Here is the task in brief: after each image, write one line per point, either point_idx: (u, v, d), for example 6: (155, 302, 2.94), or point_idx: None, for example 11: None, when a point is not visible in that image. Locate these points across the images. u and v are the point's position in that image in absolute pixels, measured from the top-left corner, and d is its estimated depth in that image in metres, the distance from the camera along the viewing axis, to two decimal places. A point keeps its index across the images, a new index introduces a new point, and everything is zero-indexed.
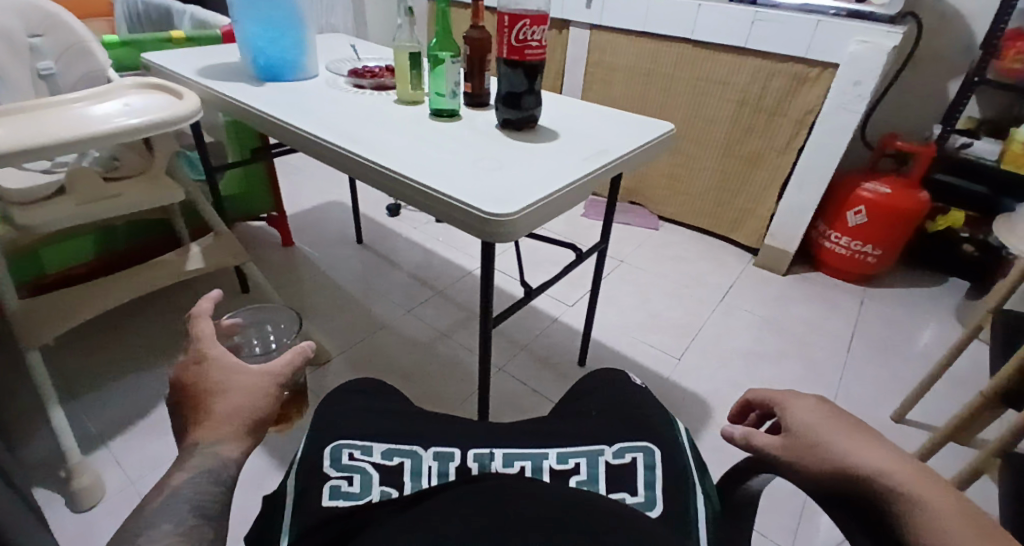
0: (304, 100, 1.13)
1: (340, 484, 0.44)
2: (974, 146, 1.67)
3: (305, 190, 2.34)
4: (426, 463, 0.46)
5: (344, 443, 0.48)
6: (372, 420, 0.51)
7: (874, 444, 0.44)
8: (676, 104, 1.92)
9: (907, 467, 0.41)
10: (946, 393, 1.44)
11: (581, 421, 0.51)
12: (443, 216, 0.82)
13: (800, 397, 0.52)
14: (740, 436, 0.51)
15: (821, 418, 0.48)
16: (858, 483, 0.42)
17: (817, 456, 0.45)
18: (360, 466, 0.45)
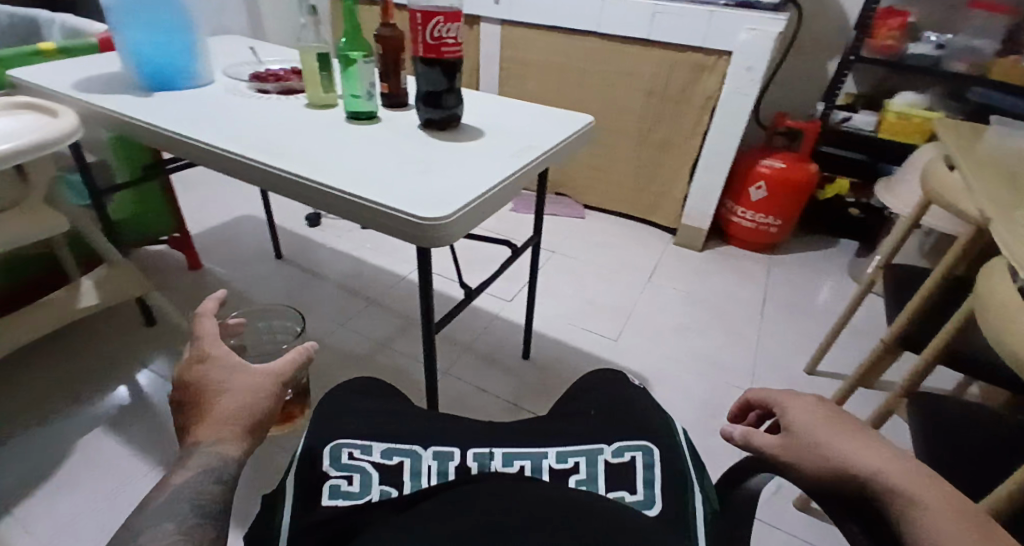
0: (204, 109, 1.04)
1: (339, 483, 0.45)
2: (854, 119, 1.88)
3: (210, 205, 2.15)
4: (426, 463, 0.47)
5: (343, 443, 0.49)
6: (370, 422, 0.52)
7: (874, 445, 0.44)
8: (589, 95, 1.97)
9: (906, 468, 0.41)
10: (848, 343, 1.61)
11: (578, 420, 0.54)
12: (372, 224, 0.78)
13: (799, 398, 0.53)
14: (738, 436, 0.52)
15: (820, 419, 0.48)
16: (858, 484, 0.42)
17: (817, 456, 0.45)
18: (360, 465, 0.47)
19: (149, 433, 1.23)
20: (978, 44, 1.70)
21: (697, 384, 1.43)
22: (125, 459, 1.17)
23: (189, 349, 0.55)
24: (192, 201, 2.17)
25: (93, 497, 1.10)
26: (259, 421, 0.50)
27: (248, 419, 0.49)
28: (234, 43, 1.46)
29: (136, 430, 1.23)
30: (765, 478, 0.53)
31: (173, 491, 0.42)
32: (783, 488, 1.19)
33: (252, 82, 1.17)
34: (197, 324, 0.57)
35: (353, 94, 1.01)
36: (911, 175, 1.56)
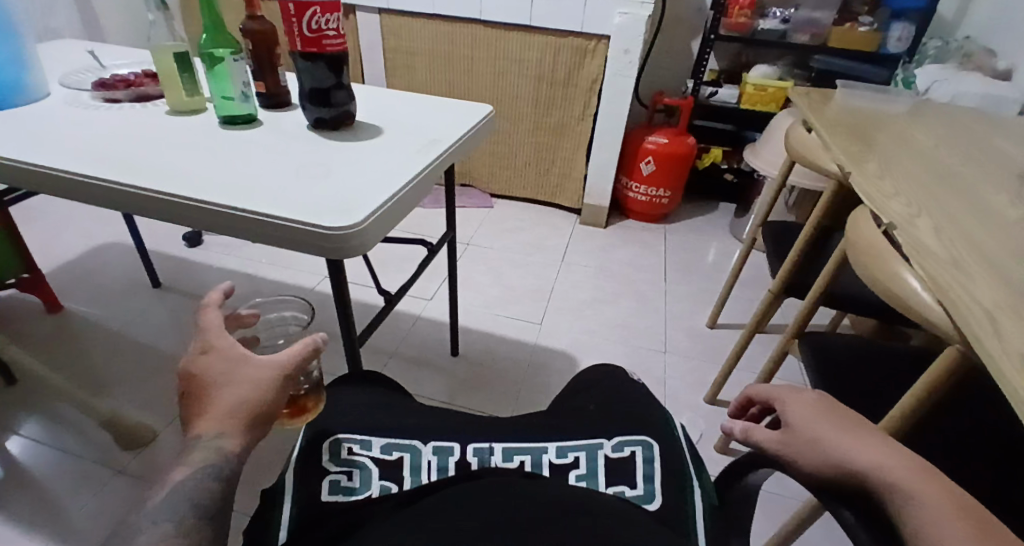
0: (45, 127, 0.88)
1: (340, 479, 0.50)
2: (720, 93, 2.07)
3: (62, 236, 1.85)
4: (426, 458, 0.53)
5: (344, 439, 0.55)
6: (365, 422, 0.58)
7: (876, 443, 0.44)
8: (480, 84, 1.97)
9: (908, 466, 0.41)
10: (740, 295, 1.79)
11: (581, 415, 0.60)
12: (275, 241, 0.71)
13: (800, 395, 0.53)
14: (739, 431, 0.53)
15: (818, 414, 0.49)
16: (861, 482, 0.43)
17: (817, 453, 0.46)
18: (360, 461, 0.52)
19: (32, 509, 1.05)
20: (817, 15, 1.95)
21: (620, 353, 1.51)
22: None
23: (195, 339, 0.54)
24: (35, 233, 1.85)
25: None
26: (263, 412, 0.50)
27: (251, 411, 0.49)
28: (68, 47, 1.25)
29: (15, 508, 1.05)
30: (765, 474, 0.54)
31: (170, 489, 0.44)
32: (706, 435, 1.29)
33: (96, 91, 1.00)
34: (201, 318, 0.56)
35: (225, 95, 0.90)
36: (773, 139, 1.74)
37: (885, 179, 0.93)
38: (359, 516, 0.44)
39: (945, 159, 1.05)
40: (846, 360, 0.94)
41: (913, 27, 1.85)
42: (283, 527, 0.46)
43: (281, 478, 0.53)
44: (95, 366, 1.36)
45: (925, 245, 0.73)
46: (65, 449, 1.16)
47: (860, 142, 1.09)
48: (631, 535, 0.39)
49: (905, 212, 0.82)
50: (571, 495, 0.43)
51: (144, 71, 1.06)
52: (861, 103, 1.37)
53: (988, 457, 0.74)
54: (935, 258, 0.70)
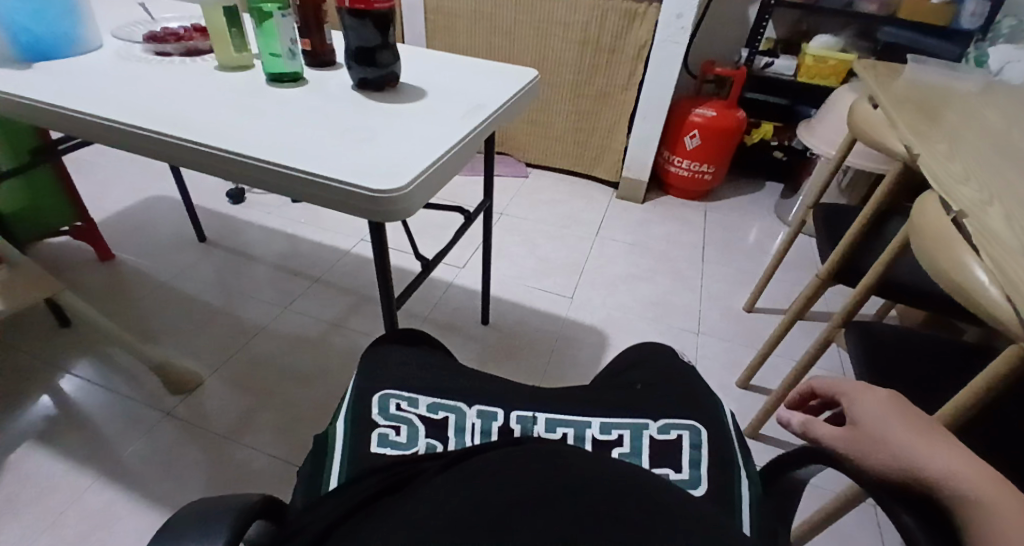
0: (98, 78, 0.89)
1: (388, 433, 0.53)
2: (776, 64, 1.96)
3: (112, 188, 1.92)
4: (471, 421, 0.55)
5: (390, 394, 0.57)
6: (411, 379, 0.60)
7: (946, 447, 0.44)
8: (523, 48, 1.92)
9: (977, 472, 0.41)
10: (781, 279, 1.73)
11: (630, 393, 0.60)
12: (320, 201, 0.71)
13: (866, 393, 0.53)
14: (797, 424, 0.56)
15: (885, 413, 0.49)
16: (923, 482, 0.42)
17: (879, 450, 0.46)
18: (408, 417, 0.55)
19: (87, 442, 1.12)
20: None
21: (651, 331, 1.49)
22: (64, 474, 1.07)
23: None
24: (88, 184, 1.92)
25: (35, 519, 1.00)
26: None
27: None
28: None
29: (73, 440, 1.12)
30: (812, 472, 0.53)
31: None
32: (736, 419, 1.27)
33: (147, 44, 1.01)
34: None
35: (272, 52, 0.90)
36: (831, 116, 1.65)
37: (954, 161, 0.87)
38: (403, 470, 0.47)
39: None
40: (895, 351, 0.91)
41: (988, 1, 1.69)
42: (335, 470, 0.50)
43: (333, 423, 0.57)
44: (142, 315, 1.42)
45: (997, 237, 0.67)
46: (116, 390, 1.23)
47: (927, 120, 1.02)
48: (679, 513, 0.39)
49: (977, 198, 0.77)
50: (612, 465, 0.44)
51: (192, 24, 1.06)
52: (933, 79, 1.27)
53: None
54: (1008, 250, 0.65)
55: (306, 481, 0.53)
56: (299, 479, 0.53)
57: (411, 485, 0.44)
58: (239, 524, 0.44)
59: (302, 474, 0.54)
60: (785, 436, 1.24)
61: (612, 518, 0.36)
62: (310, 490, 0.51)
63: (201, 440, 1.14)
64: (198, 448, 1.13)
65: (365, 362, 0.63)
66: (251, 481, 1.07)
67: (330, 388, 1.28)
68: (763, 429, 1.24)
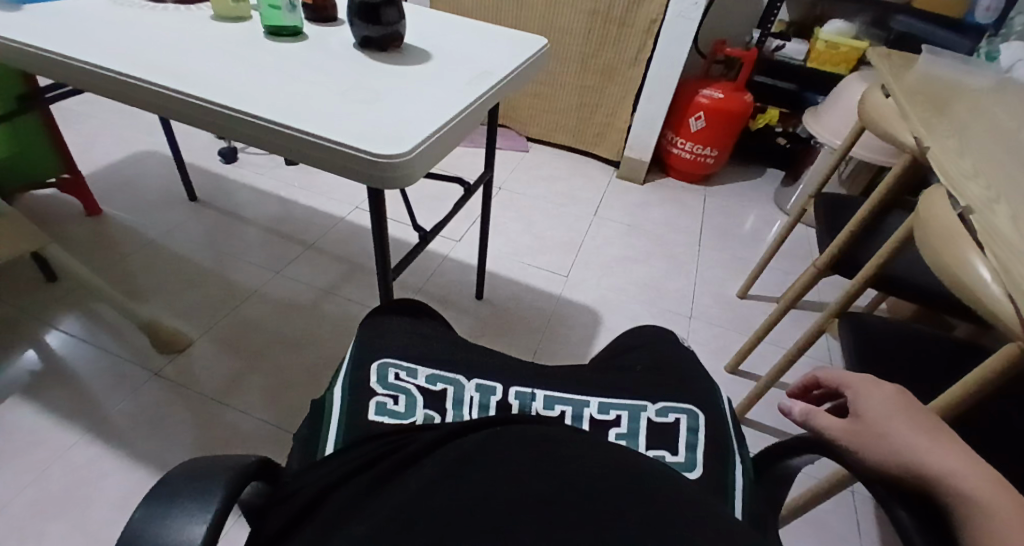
0: (86, 23, 0.85)
1: (386, 402, 0.52)
2: (787, 48, 1.94)
3: (100, 141, 1.86)
4: (469, 394, 0.54)
5: (389, 363, 0.56)
6: (410, 348, 0.59)
7: (950, 449, 0.44)
8: (530, 16, 1.86)
9: (981, 475, 0.41)
10: (776, 267, 1.74)
11: (630, 375, 0.60)
12: (319, 163, 0.69)
13: (872, 386, 0.53)
14: (798, 413, 0.56)
15: (891, 409, 0.49)
16: (926, 483, 0.43)
17: (883, 447, 0.46)
18: (406, 387, 0.54)
19: (72, 399, 1.11)
20: None
21: (644, 313, 1.49)
22: (48, 429, 1.06)
23: None
24: (76, 135, 1.86)
25: (19, 472, 0.99)
26: None
27: None
28: None
29: (57, 396, 1.11)
30: (809, 460, 0.53)
31: None
32: None
33: None
34: None
35: (271, 4, 0.85)
36: (838, 104, 1.63)
37: (964, 156, 0.86)
38: (400, 439, 0.46)
39: None
40: (888, 344, 0.91)
41: None
42: (332, 435, 0.50)
43: (331, 389, 0.56)
44: (130, 273, 1.40)
45: (1002, 236, 0.67)
46: (102, 348, 1.21)
47: (938, 113, 1.01)
48: (676, 494, 0.38)
49: (984, 195, 0.76)
50: (611, 445, 0.44)
51: None
52: (946, 71, 1.25)
53: None
54: (1014, 250, 0.64)
55: (304, 445, 0.53)
56: (295, 445, 0.53)
57: (409, 454, 0.43)
58: (235, 484, 0.43)
59: (299, 438, 0.54)
60: (770, 422, 1.25)
61: (611, 498, 0.36)
62: (307, 454, 0.51)
63: (188, 401, 1.13)
64: (186, 409, 1.12)
65: (363, 330, 0.62)
66: (239, 444, 1.07)
67: (320, 354, 1.27)
68: (750, 414, 1.26)
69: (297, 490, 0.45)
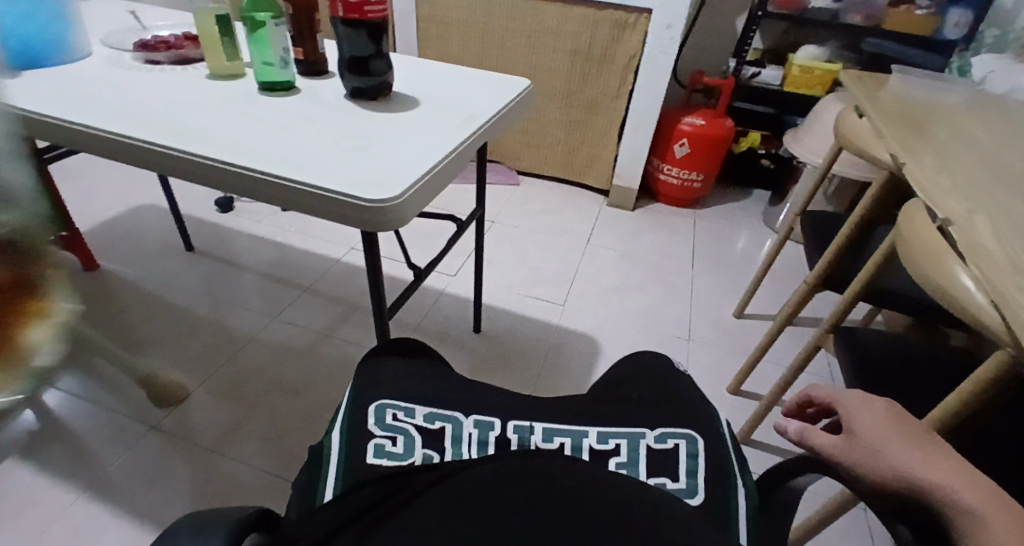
0: (83, 87, 0.88)
1: (384, 443, 0.52)
2: (763, 74, 2.02)
3: (97, 197, 1.90)
4: (468, 430, 0.55)
5: (386, 404, 0.57)
6: (409, 389, 0.60)
7: (943, 460, 0.44)
8: (515, 56, 1.93)
9: (976, 486, 0.42)
10: (770, 286, 1.75)
11: (626, 403, 0.61)
12: (313, 211, 0.71)
13: (863, 400, 0.54)
14: (793, 432, 0.56)
15: (881, 423, 0.50)
16: (921, 497, 0.43)
17: (880, 463, 0.46)
18: (404, 427, 0.54)
19: (69, 458, 1.09)
20: None
21: (642, 339, 1.50)
22: (45, 490, 1.04)
23: None
24: (74, 192, 1.90)
25: (16, 535, 0.97)
26: None
27: None
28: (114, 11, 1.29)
29: (54, 455, 1.09)
30: (809, 479, 0.54)
31: None
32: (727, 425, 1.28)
33: (138, 52, 1.00)
34: None
35: (265, 61, 0.89)
36: (816, 125, 1.68)
37: (940, 170, 0.89)
38: (400, 481, 0.46)
39: (1006, 155, 0.99)
40: (883, 357, 0.92)
41: (971, 13, 1.75)
42: (331, 481, 0.50)
43: (329, 434, 0.56)
44: (128, 326, 1.40)
45: (983, 244, 0.68)
46: (101, 404, 1.20)
47: (913, 130, 1.04)
48: (674, 525, 0.39)
49: (961, 207, 0.78)
50: (609, 474, 0.44)
51: (185, 33, 1.06)
52: (917, 89, 1.30)
53: None
54: (992, 259, 0.66)
55: (302, 492, 0.52)
56: (294, 492, 0.53)
57: (408, 495, 0.44)
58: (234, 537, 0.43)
59: (298, 485, 0.54)
60: (776, 442, 1.24)
61: (610, 530, 0.36)
62: (306, 501, 0.51)
63: (187, 453, 1.12)
64: (186, 461, 1.11)
65: (362, 371, 0.63)
66: (241, 494, 1.06)
67: (320, 397, 1.26)
68: (755, 435, 1.25)
69: (295, 539, 0.44)
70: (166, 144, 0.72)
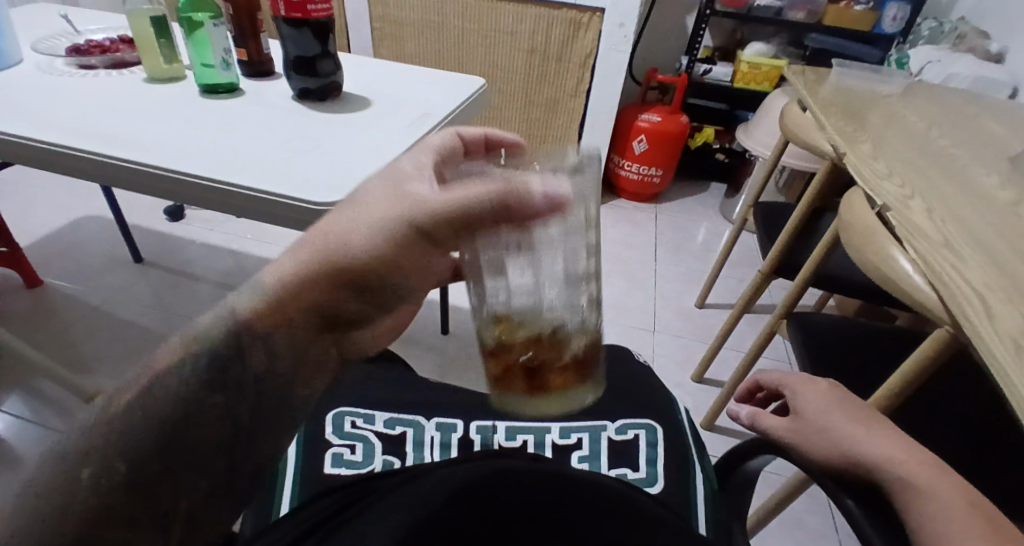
0: (12, 94, 0.84)
1: (342, 453, 0.52)
2: (713, 72, 2.06)
3: (37, 210, 1.80)
4: (429, 434, 0.55)
5: (345, 412, 0.56)
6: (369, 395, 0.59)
7: (886, 437, 0.46)
8: (472, 56, 1.92)
9: (918, 461, 0.43)
10: (729, 275, 1.81)
11: None
12: (262, 217, 0.69)
13: (811, 383, 0.56)
14: (745, 417, 0.58)
15: (824, 402, 0.52)
16: (865, 473, 0.45)
17: (827, 441, 0.48)
18: (362, 435, 0.54)
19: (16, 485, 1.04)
20: None
21: (609, 332, 1.52)
22: None
23: None
24: (10, 207, 1.79)
25: None
26: None
27: None
28: (41, 13, 1.22)
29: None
30: (763, 461, 0.55)
31: None
32: (691, 413, 1.31)
33: (70, 57, 0.96)
34: None
35: (205, 62, 0.87)
36: (766, 119, 1.74)
37: (878, 159, 0.93)
38: (362, 490, 0.46)
39: (940, 141, 1.04)
40: (832, 340, 0.96)
41: (908, 7, 1.84)
42: (287, 494, 0.49)
43: None
44: (75, 344, 1.33)
45: (919, 227, 0.71)
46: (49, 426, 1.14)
47: (854, 121, 1.09)
48: (626, 519, 0.41)
49: (899, 192, 0.81)
50: (567, 470, 0.45)
51: (120, 36, 1.02)
52: (856, 82, 1.36)
53: (971, 436, 0.75)
54: (929, 240, 0.68)
55: (257, 507, 0.50)
56: None
57: (369, 501, 0.44)
58: None
59: None
60: (738, 426, 1.28)
61: None
62: (261, 516, 0.49)
63: None
64: None
65: None
66: None
67: None
68: (718, 421, 1.29)
69: None
70: (102, 152, 0.69)
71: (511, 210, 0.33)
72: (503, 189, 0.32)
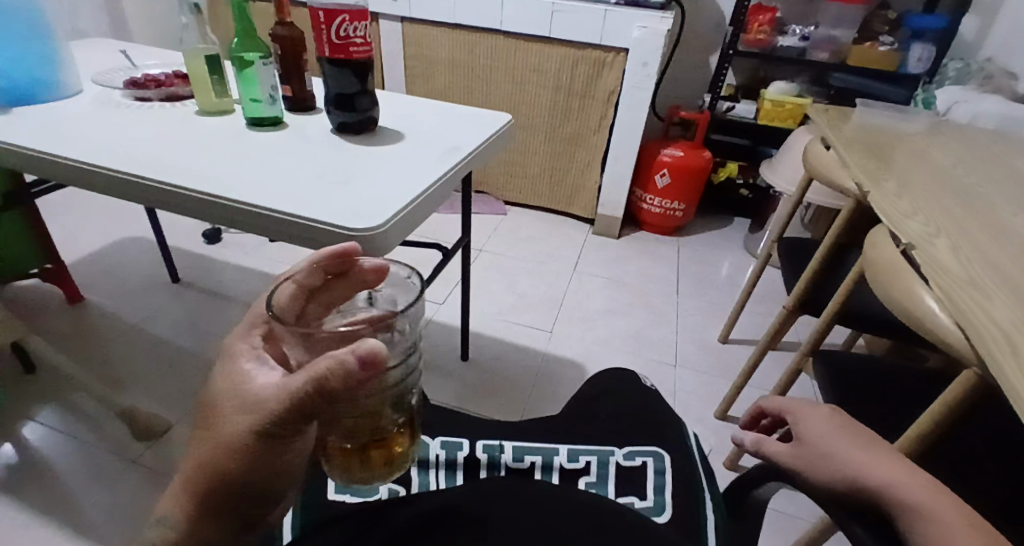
0: (75, 124, 0.90)
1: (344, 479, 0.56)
2: (737, 108, 2.09)
3: (84, 231, 1.90)
4: (434, 452, 0.56)
5: None
6: None
7: (888, 461, 0.45)
8: (498, 91, 1.99)
9: (920, 484, 0.43)
10: (752, 311, 1.79)
11: (603, 426, 0.62)
12: (298, 243, 0.72)
13: (814, 410, 0.55)
14: (748, 443, 0.55)
15: (827, 427, 0.51)
16: (869, 497, 0.44)
17: (830, 467, 0.47)
18: None
19: (46, 494, 1.07)
20: (837, 33, 1.97)
21: (630, 364, 1.51)
22: (19, 529, 1.01)
23: None
24: (59, 227, 1.90)
25: None
26: None
27: None
28: (103, 49, 1.32)
29: (32, 492, 1.07)
30: (773, 488, 0.54)
31: None
32: (713, 452, 1.28)
33: (128, 89, 1.03)
34: None
35: (252, 97, 0.92)
36: (789, 155, 1.76)
37: (901, 198, 0.92)
38: (375, 521, 0.45)
39: (968, 179, 1.04)
40: (857, 376, 0.94)
41: (932, 48, 1.85)
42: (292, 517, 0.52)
43: None
44: (109, 359, 1.38)
45: (944, 267, 0.71)
46: (79, 439, 1.18)
47: (878, 160, 1.09)
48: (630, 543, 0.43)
49: (924, 230, 0.81)
50: (575, 490, 0.49)
51: (174, 71, 1.09)
52: (881, 121, 1.36)
53: (1005, 483, 0.72)
54: (954, 278, 0.68)
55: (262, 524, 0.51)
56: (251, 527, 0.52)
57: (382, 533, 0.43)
58: None
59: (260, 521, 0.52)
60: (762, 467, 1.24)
61: None
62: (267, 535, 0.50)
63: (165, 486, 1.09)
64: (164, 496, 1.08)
65: None
66: None
67: None
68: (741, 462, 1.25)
69: None
70: (156, 180, 0.75)
71: (333, 391, 0.33)
72: (313, 380, 0.32)
